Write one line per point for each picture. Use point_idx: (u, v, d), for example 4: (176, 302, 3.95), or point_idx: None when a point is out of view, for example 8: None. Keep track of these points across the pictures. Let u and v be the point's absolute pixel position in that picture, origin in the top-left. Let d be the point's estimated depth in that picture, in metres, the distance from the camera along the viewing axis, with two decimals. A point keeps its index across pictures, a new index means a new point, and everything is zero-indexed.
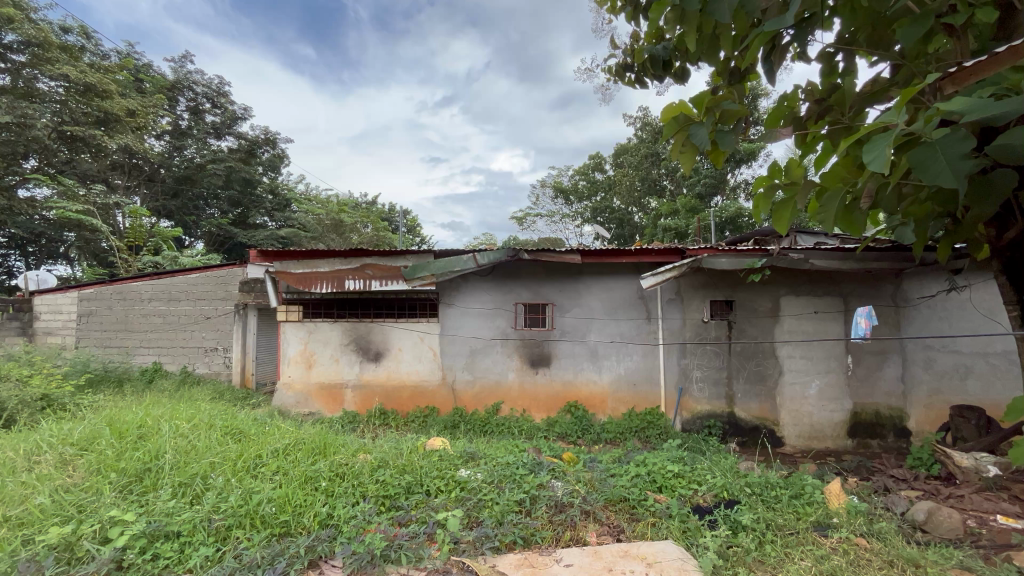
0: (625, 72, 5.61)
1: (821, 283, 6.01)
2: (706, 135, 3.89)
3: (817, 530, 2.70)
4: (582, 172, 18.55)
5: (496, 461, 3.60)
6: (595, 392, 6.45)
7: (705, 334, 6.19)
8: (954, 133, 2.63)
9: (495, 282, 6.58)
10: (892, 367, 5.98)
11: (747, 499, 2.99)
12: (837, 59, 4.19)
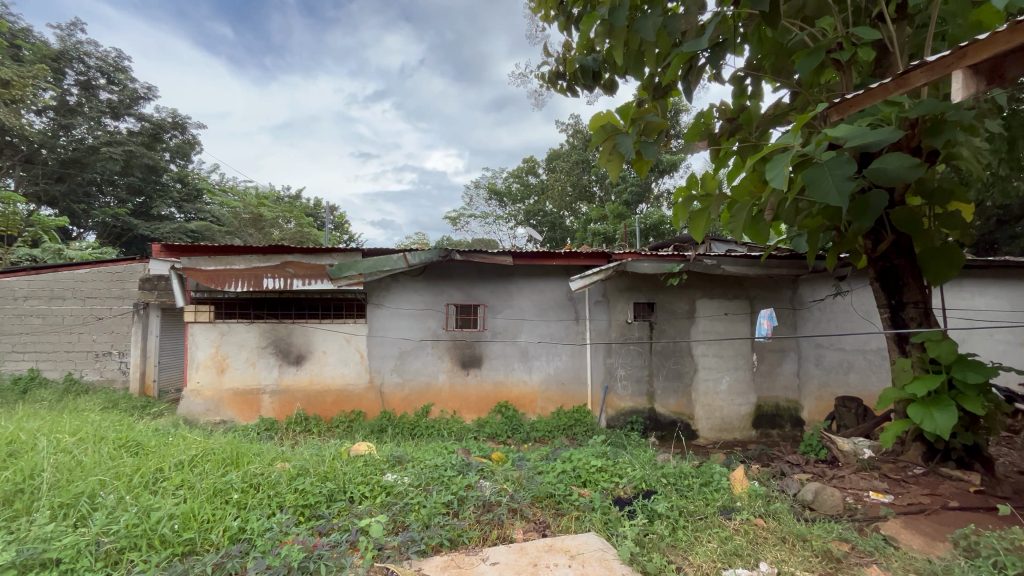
0: (557, 80, 5.78)
1: (730, 287, 6.57)
2: (631, 147, 4.46)
3: (723, 514, 2.94)
4: (516, 175, 18.76)
5: (424, 463, 3.54)
6: (525, 392, 6.54)
7: (629, 335, 6.52)
8: (839, 157, 3.19)
9: (426, 283, 6.49)
10: (790, 363, 6.64)
11: (664, 489, 3.18)
12: (747, 83, 4.75)
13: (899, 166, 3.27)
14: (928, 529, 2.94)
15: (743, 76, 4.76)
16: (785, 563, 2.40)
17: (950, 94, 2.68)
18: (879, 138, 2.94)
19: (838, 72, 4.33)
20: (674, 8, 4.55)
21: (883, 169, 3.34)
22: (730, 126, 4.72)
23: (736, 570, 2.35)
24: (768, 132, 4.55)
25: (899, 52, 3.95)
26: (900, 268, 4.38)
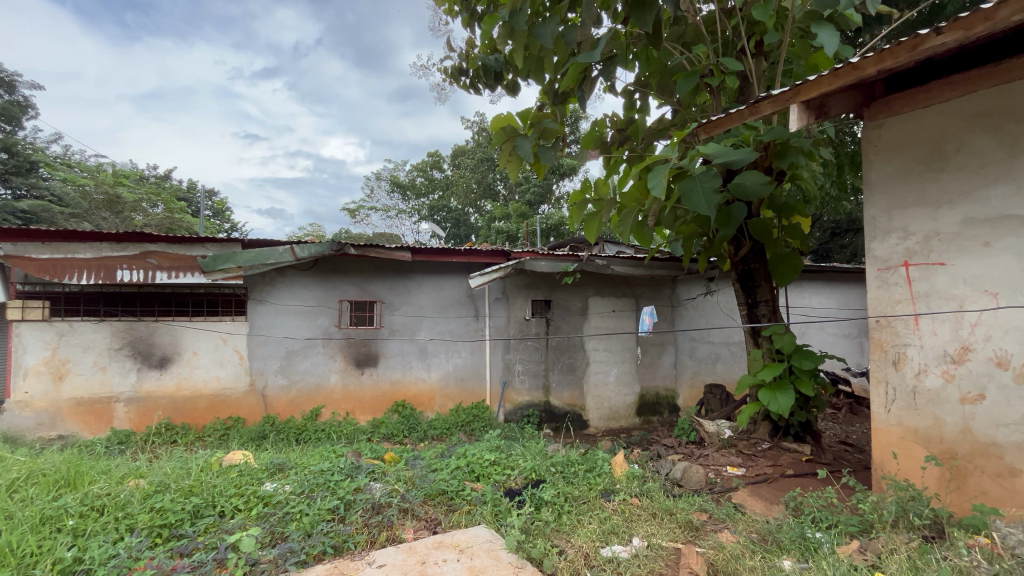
0: (460, 76, 5.77)
1: (618, 286, 7.09)
2: (529, 150, 4.64)
3: (604, 496, 3.17)
4: (419, 169, 18.35)
5: (308, 469, 3.35)
6: (423, 390, 6.45)
7: (527, 331, 6.73)
8: (708, 172, 3.61)
9: (318, 278, 6.11)
10: (668, 356, 7.32)
11: (551, 477, 3.34)
12: (635, 97, 5.14)
13: (754, 183, 3.78)
14: (768, 495, 3.44)
15: (632, 90, 5.14)
16: (654, 536, 2.66)
17: (788, 122, 3.17)
18: (739, 156, 3.38)
19: (710, 95, 4.86)
20: (572, 19, 4.78)
21: (742, 184, 3.84)
22: (620, 136, 5.08)
23: (612, 546, 2.56)
24: (652, 145, 4.98)
25: (757, 83, 4.55)
26: (755, 271, 5.03)
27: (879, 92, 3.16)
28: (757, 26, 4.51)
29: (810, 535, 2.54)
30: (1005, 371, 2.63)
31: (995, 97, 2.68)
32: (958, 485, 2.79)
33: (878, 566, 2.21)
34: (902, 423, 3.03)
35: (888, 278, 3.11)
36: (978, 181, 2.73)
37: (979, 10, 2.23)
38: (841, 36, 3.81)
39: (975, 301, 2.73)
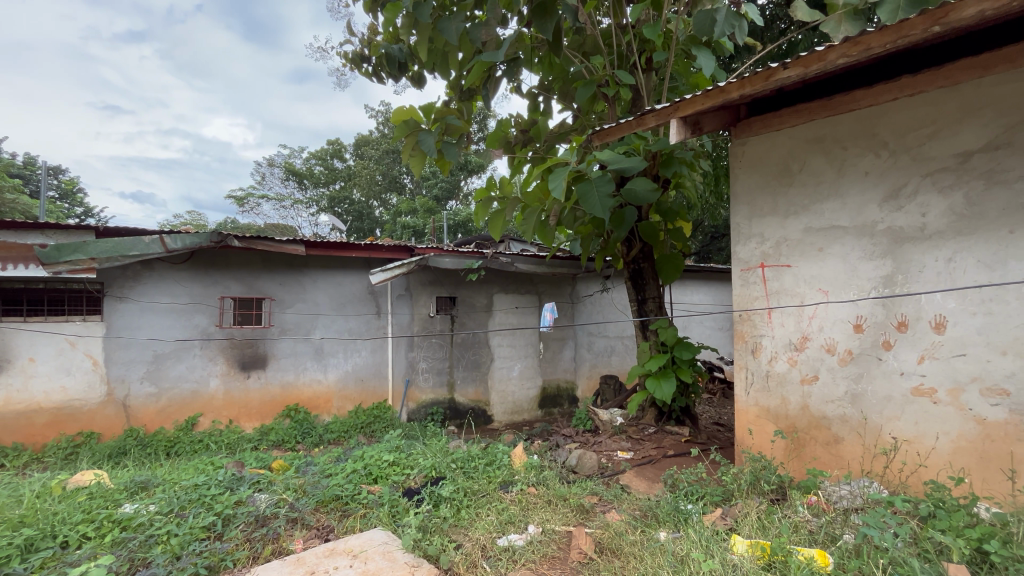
0: (361, 63, 5.50)
1: (522, 283, 7.29)
2: (433, 145, 4.55)
3: (502, 488, 3.25)
4: (318, 157, 17.22)
5: (179, 485, 3.01)
6: (319, 392, 6.10)
7: (431, 328, 6.64)
8: (603, 177, 3.86)
9: (194, 272, 5.48)
10: (568, 350, 7.68)
11: (451, 474, 3.35)
12: (540, 100, 5.32)
13: (643, 189, 4.10)
14: (651, 475, 3.77)
15: (536, 92, 5.30)
16: (548, 521, 2.78)
17: (669, 135, 3.50)
18: (630, 164, 3.66)
19: (606, 104, 5.17)
20: (478, 17, 4.78)
21: (633, 189, 4.14)
22: (523, 137, 5.22)
23: (508, 536, 2.65)
24: (554, 147, 5.21)
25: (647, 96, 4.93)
26: (644, 270, 5.45)
27: (743, 113, 3.60)
28: (648, 43, 4.87)
29: (682, 507, 2.83)
30: (833, 356, 3.14)
31: (829, 125, 3.17)
32: (798, 454, 3.28)
33: (735, 529, 2.53)
34: (758, 404, 3.49)
35: (749, 278, 3.56)
36: (815, 195, 3.23)
37: (814, 51, 2.62)
38: (715, 60, 4.33)
39: (812, 297, 3.23)
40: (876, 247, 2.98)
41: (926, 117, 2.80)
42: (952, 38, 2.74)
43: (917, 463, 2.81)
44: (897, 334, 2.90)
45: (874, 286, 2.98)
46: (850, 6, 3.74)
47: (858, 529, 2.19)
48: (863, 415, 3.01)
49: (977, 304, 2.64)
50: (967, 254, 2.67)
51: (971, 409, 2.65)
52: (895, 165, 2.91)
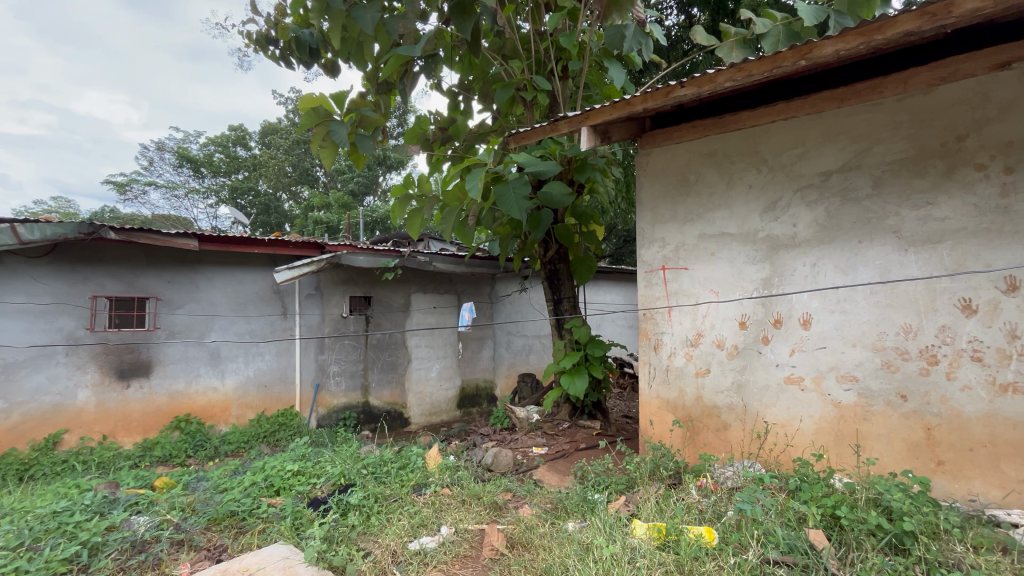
0: (267, 45, 5.12)
1: (441, 283, 7.21)
2: (345, 137, 4.36)
3: (415, 491, 3.20)
4: (217, 143, 15.73)
5: (34, 513, 2.60)
6: (215, 401, 5.58)
7: (344, 329, 6.34)
8: (519, 179, 3.96)
9: (58, 268, 4.77)
10: (487, 350, 7.73)
11: (362, 480, 3.24)
12: (460, 99, 5.31)
13: (558, 192, 4.25)
14: (563, 468, 3.92)
15: (456, 91, 5.27)
16: (462, 521, 2.79)
17: (580, 142, 3.66)
18: (545, 168, 3.80)
19: (524, 108, 5.26)
20: (396, 9, 4.66)
21: (549, 193, 4.27)
22: (442, 135, 5.16)
23: (420, 539, 2.62)
24: (473, 147, 5.21)
25: (563, 103, 5.10)
26: (560, 270, 5.61)
27: (648, 126, 3.85)
28: (564, 52, 5.04)
29: (590, 497, 2.97)
30: (722, 351, 3.46)
31: (720, 141, 3.50)
32: (692, 441, 3.58)
33: (636, 514, 2.71)
34: (659, 396, 3.76)
35: (652, 279, 3.82)
36: (708, 204, 3.55)
37: (706, 73, 2.88)
38: (625, 74, 4.61)
39: (705, 297, 3.54)
40: (758, 252, 3.33)
41: (797, 139, 3.19)
42: (816, 72, 3.15)
43: (787, 443, 3.20)
44: (773, 329, 3.27)
45: (756, 287, 3.34)
46: (740, 36, 4.17)
47: (735, 504, 2.46)
48: (746, 402, 3.36)
49: (835, 304, 3.05)
50: (827, 260, 3.08)
51: (829, 394, 3.06)
52: (773, 180, 3.29)
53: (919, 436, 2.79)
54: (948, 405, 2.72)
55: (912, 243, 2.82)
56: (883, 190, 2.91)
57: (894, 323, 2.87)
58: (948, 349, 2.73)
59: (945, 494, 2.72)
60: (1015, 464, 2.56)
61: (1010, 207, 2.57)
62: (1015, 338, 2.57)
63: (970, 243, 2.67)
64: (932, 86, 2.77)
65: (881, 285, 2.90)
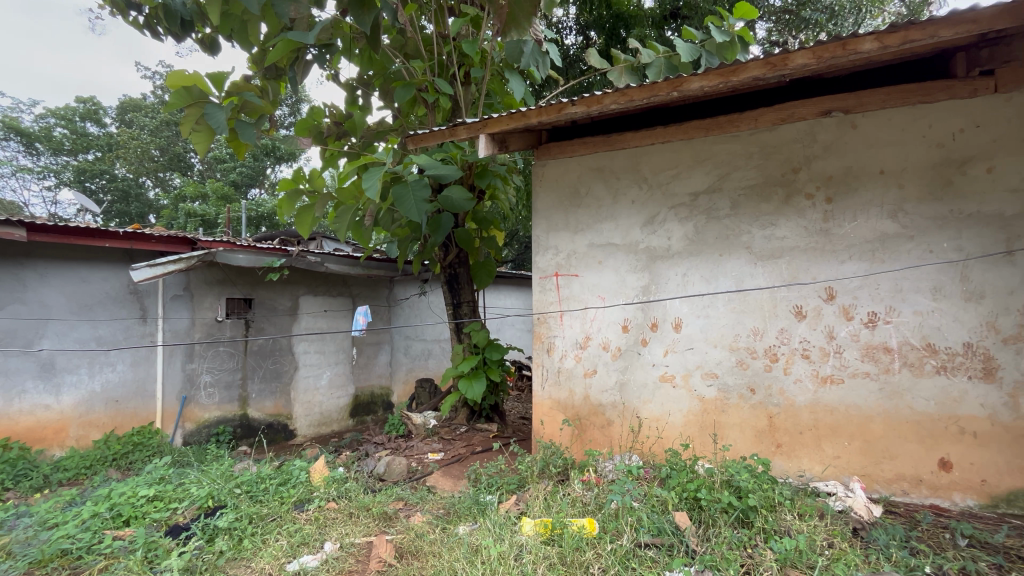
0: (128, 10, 4.47)
1: (333, 285, 6.84)
2: (223, 122, 3.92)
3: (296, 509, 2.99)
4: (60, 115, 13.34)
5: None
6: (46, 421, 4.69)
7: (218, 335, 5.71)
8: (420, 181, 3.90)
9: None
10: (384, 355, 7.47)
11: (234, 501, 2.95)
12: (358, 94, 5.10)
13: (459, 197, 4.27)
14: (457, 472, 3.92)
15: (354, 84, 5.05)
16: (348, 535, 2.67)
17: (478, 149, 3.72)
18: (446, 171, 3.80)
19: (425, 109, 5.20)
20: None
21: (449, 197, 4.27)
22: (337, 130, 4.93)
23: (300, 558, 2.47)
24: (372, 144, 5.02)
25: (465, 108, 5.13)
26: (460, 274, 5.61)
27: (544, 138, 4.03)
28: (467, 58, 5.07)
29: (482, 499, 3.02)
30: (607, 353, 3.72)
31: (607, 158, 3.77)
32: (579, 439, 3.79)
33: (525, 512, 2.81)
34: (551, 397, 3.92)
35: (546, 285, 3.98)
36: (597, 216, 3.80)
37: (594, 94, 3.09)
38: (524, 86, 4.78)
39: (593, 303, 3.79)
40: (639, 262, 3.64)
41: (671, 162, 3.55)
42: (688, 102, 3.54)
43: (660, 436, 3.53)
44: (650, 333, 3.59)
45: (636, 294, 3.64)
46: (629, 63, 4.54)
47: (607, 494, 2.67)
48: (627, 400, 3.64)
49: (700, 309, 3.44)
50: (694, 271, 3.47)
51: (695, 390, 3.44)
52: (652, 196, 3.62)
53: (764, 423, 3.25)
54: (785, 396, 3.20)
55: (760, 257, 3.28)
56: (738, 211, 3.35)
57: (746, 326, 3.31)
58: (785, 348, 3.21)
59: (782, 472, 3.20)
60: (832, 443, 3.09)
61: (830, 230, 3.11)
62: (832, 338, 3.10)
63: (801, 259, 3.18)
64: (775, 125, 3.25)
65: (736, 293, 3.34)
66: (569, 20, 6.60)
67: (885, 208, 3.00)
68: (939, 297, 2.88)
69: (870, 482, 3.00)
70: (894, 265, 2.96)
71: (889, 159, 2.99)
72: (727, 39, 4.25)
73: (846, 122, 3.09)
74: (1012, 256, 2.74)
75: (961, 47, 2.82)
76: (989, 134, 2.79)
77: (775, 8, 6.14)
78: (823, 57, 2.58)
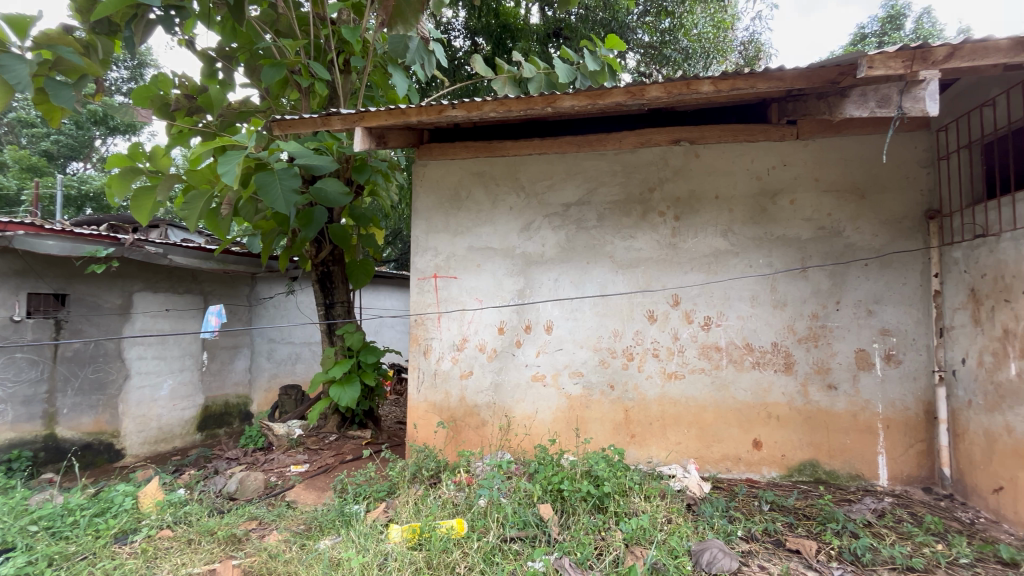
0: None
1: (180, 281, 5.98)
2: (28, 79, 3.20)
3: (116, 543, 2.56)
4: None
5: None
6: None
7: (14, 339, 4.63)
8: (289, 170, 3.60)
9: None
10: (242, 360, 6.73)
11: (27, 541, 2.43)
12: (217, 67, 4.54)
13: (335, 190, 4.01)
14: (322, 483, 3.68)
15: (212, 56, 4.48)
16: (185, 565, 2.36)
17: (354, 142, 3.54)
18: (319, 162, 3.56)
19: (299, 94, 4.81)
20: None
21: (324, 189, 4.00)
22: (188, 104, 4.33)
23: None
24: (233, 124, 4.52)
25: (344, 99, 4.84)
26: (333, 273, 5.27)
27: (426, 138, 3.98)
28: (347, 45, 4.80)
29: (348, 510, 2.88)
30: (483, 354, 3.79)
31: (487, 164, 3.85)
32: (454, 440, 3.80)
33: (393, 518, 2.74)
34: (426, 400, 3.86)
35: (424, 287, 3.91)
36: (476, 220, 3.86)
37: (474, 100, 3.14)
38: (408, 83, 4.63)
39: (470, 305, 3.83)
40: (515, 266, 3.78)
41: (547, 173, 3.76)
42: (562, 118, 3.78)
43: (530, 433, 3.69)
44: (524, 334, 3.74)
45: (512, 297, 3.78)
46: (511, 74, 4.69)
47: (474, 492, 2.74)
48: (501, 400, 3.75)
49: (569, 312, 3.68)
50: (565, 276, 3.71)
51: (564, 388, 3.67)
52: (528, 204, 3.78)
53: (621, 416, 3.58)
54: (638, 391, 3.57)
55: (621, 266, 3.63)
56: (603, 223, 3.66)
57: (607, 328, 3.63)
58: (639, 348, 3.59)
59: (635, 459, 3.56)
60: (674, 431, 3.52)
61: (677, 244, 3.55)
62: (677, 339, 3.54)
63: (654, 269, 3.58)
64: (636, 148, 3.62)
65: (600, 297, 3.64)
66: (457, 23, 6.66)
67: (719, 228, 3.51)
68: (755, 304, 3.45)
69: (703, 463, 3.47)
70: (724, 277, 3.48)
71: (722, 187, 3.51)
72: (598, 67, 4.63)
73: (691, 151, 3.56)
74: (806, 272, 3.39)
75: (774, 99, 3.43)
76: (792, 172, 3.43)
77: (642, 42, 6.76)
78: (672, 92, 2.94)
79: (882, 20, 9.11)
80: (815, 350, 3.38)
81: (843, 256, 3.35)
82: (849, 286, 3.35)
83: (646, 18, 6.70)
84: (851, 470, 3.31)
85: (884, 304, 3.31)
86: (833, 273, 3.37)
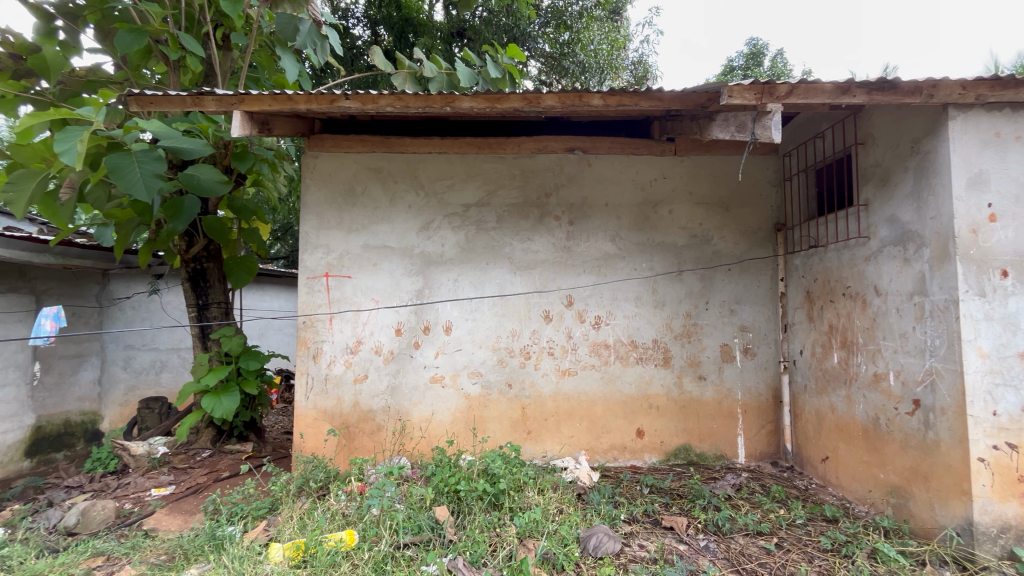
0: None
1: (3, 278, 4.86)
2: None
3: None
4: None
5: None
6: None
7: None
8: (150, 152, 3.15)
9: None
10: (89, 371, 5.80)
11: None
12: (57, 26, 3.84)
13: (210, 178, 3.59)
14: (190, 506, 3.28)
15: (49, 12, 3.79)
16: None
17: (232, 126, 3.20)
18: (189, 145, 3.16)
19: (166, 67, 4.23)
20: None
21: (196, 176, 3.57)
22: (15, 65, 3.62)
23: None
24: (77, 95, 3.86)
25: (221, 78, 4.34)
26: (208, 270, 4.72)
27: (318, 128, 3.74)
28: (226, 19, 4.32)
29: (220, 532, 2.59)
30: (379, 356, 3.65)
31: (385, 159, 3.73)
32: (346, 448, 3.60)
33: (274, 537, 2.54)
34: (316, 407, 3.61)
35: (314, 286, 3.65)
36: (372, 217, 3.71)
37: (369, 93, 3.01)
38: (298, 69, 4.23)
39: (366, 305, 3.67)
40: (413, 266, 3.70)
41: (447, 172, 3.74)
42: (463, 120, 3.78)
43: (428, 435, 3.64)
44: (422, 335, 3.68)
45: (410, 297, 3.69)
46: (412, 71, 4.59)
47: (366, 501, 2.61)
48: (398, 403, 3.64)
49: (468, 313, 3.70)
50: (464, 277, 3.71)
51: (462, 389, 3.67)
52: (427, 203, 3.73)
53: (518, 414, 3.68)
54: (534, 388, 3.69)
55: (518, 267, 3.72)
56: (502, 225, 3.73)
57: (506, 328, 3.70)
58: (536, 347, 3.71)
59: (530, 455, 3.67)
60: (567, 425, 3.69)
61: (570, 247, 3.74)
62: (570, 337, 3.72)
63: (549, 270, 3.73)
64: (534, 153, 3.75)
65: (499, 298, 3.70)
66: (356, 11, 6.38)
67: (608, 233, 3.76)
68: (639, 304, 3.75)
69: (593, 453, 3.69)
70: (612, 279, 3.74)
71: (612, 195, 3.76)
72: (500, 74, 4.66)
73: (584, 159, 3.77)
74: (681, 275, 3.77)
75: (657, 117, 3.74)
76: (670, 185, 3.79)
77: (543, 51, 7.00)
78: (566, 103, 3.08)
79: (746, 56, 10.41)
80: (688, 346, 3.76)
81: (711, 262, 3.78)
82: (715, 288, 3.78)
83: (547, 29, 6.96)
84: (716, 450, 3.74)
85: (743, 304, 3.79)
86: (703, 276, 3.78)
